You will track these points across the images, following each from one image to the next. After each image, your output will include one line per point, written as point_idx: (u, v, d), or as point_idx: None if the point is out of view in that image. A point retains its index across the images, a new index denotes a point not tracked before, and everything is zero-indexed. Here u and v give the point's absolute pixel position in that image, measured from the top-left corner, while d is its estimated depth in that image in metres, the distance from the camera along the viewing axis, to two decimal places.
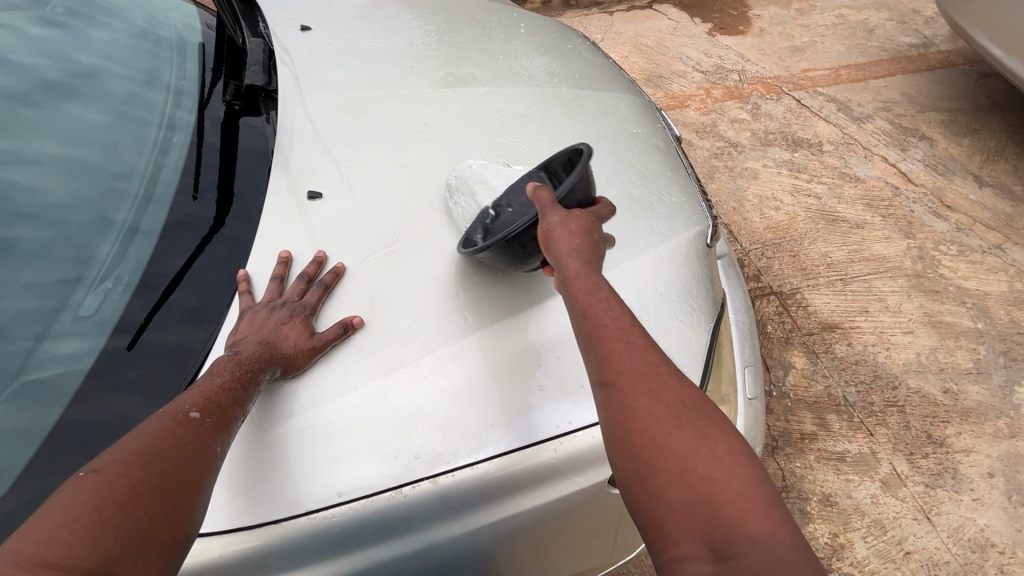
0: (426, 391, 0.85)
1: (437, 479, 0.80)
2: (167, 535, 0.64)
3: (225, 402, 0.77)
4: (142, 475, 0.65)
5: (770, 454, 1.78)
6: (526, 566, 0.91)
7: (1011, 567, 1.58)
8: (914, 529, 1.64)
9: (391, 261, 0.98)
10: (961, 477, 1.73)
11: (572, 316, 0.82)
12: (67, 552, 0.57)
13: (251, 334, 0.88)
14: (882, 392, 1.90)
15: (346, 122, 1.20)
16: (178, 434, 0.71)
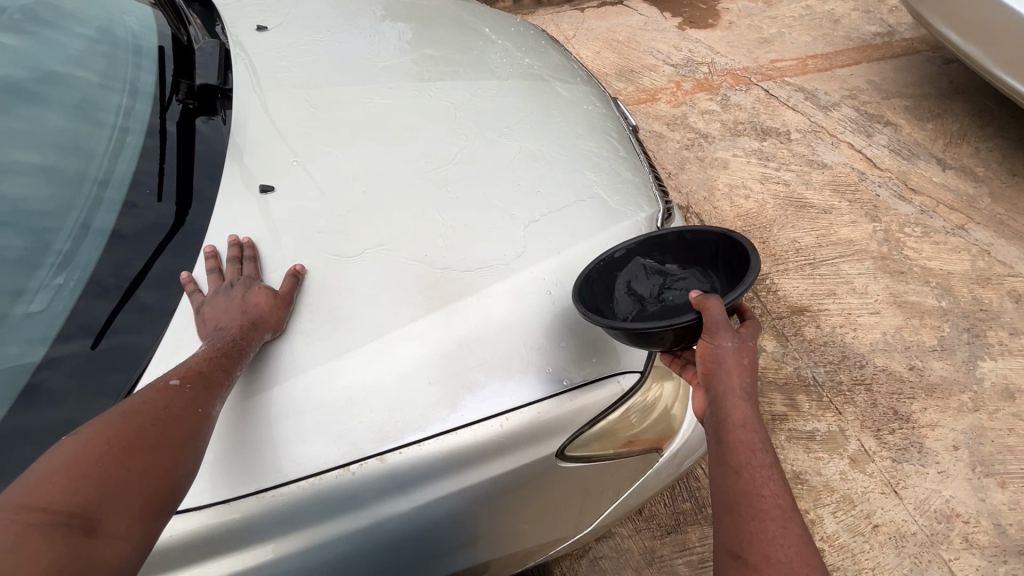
0: (374, 372, 0.87)
1: (385, 456, 0.83)
2: (150, 485, 0.73)
3: (206, 368, 0.84)
4: (124, 435, 0.73)
5: None
6: (481, 539, 0.93)
7: (976, 536, 1.63)
8: (882, 503, 1.68)
9: (349, 253, 1.00)
10: (927, 451, 1.78)
11: (727, 471, 0.81)
12: (53, 497, 0.66)
13: (221, 315, 0.91)
14: (850, 371, 1.94)
15: (303, 118, 1.22)
16: (157, 402, 0.78)
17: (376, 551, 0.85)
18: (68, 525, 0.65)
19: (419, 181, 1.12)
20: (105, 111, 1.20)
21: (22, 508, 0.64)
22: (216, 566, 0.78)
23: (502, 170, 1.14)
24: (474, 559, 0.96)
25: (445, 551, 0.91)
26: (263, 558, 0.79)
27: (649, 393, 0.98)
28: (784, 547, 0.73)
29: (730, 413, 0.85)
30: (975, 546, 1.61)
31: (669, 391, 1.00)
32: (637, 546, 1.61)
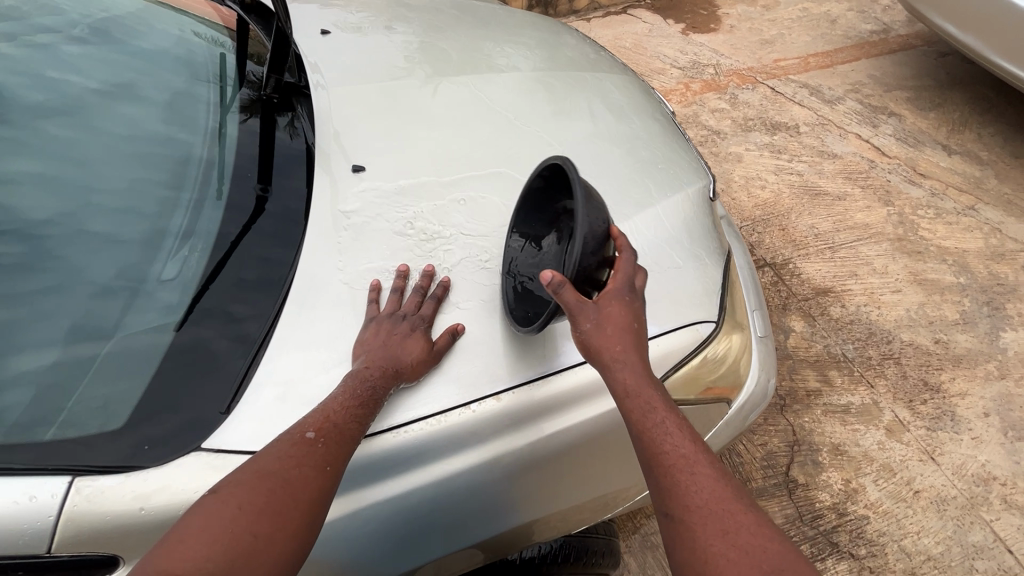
0: (481, 329, 1.02)
1: (499, 396, 0.96)
2: (272, 552, 0.74)
3: (340, 422, 0.85)
4: (258, 497, 0.76)
5: (779, 412, 1.87)
6: (565, 489, 1.04)
7: (1014, 497, 1.68)
8: (921, 469, 1.73)
9: (439, 237, 1.11)
10: (959, 419, 1.83)
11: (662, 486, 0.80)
12: (187, 562, 0.68)
13: (374, 348, 0.94)
14: (878, 346, 2.01)
15: (370, 111, 1.31)
16: (289, 457, 0.81)
17: (486, 492, 0.95)
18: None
19: (493, 171, 1.21)
20: (202, 114, 1.27)
21: (160, 571, 0.67)
22: (351, 499, 0.88)
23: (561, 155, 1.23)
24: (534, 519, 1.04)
25: (536, 498, 1.01)
26: (367, 499, 0.88)
27: (719, 348, 1.01)
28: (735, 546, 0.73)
29: (672, 446, 0.83)
30: (1014, 507, 1.66)
31: (737, 343, 1.05)
32: None
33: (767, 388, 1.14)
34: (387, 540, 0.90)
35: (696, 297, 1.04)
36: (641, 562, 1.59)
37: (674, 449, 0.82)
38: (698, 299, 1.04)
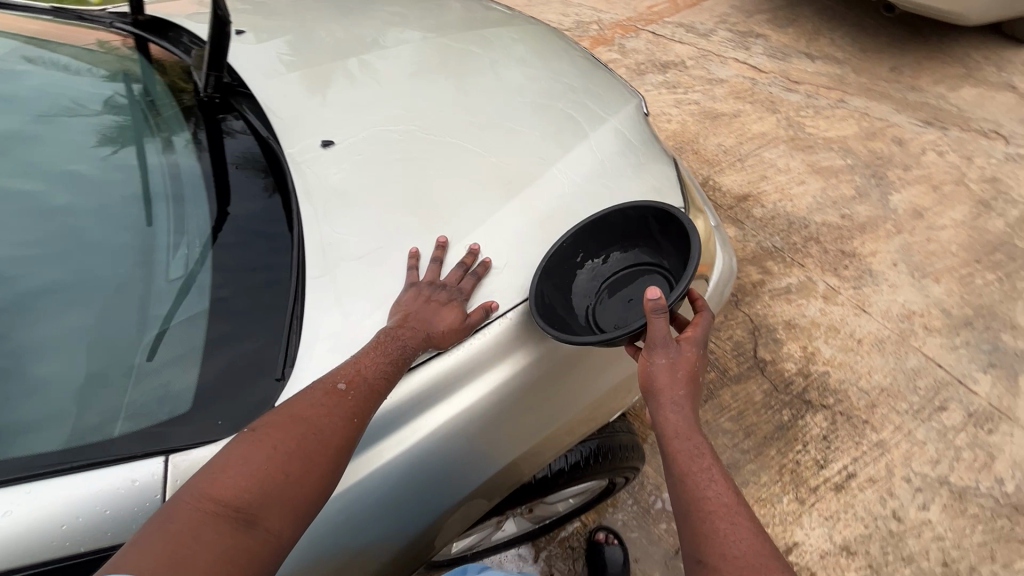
0: (492, 247, 1.00)
1: (528, 301, 0.98)
2: (302, 492, 0.75)
3: (371, 379, 0.83)
4: (292, 439, 0.77)
5: (735, 306, 2.08)
6: (601, 374, 1.08)
7: (932, 323, 1.99)
8: (858, 321, 2.01)
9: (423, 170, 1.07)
10: (876, 274, 2.13)
11: (677, 486, 0.84)
12: (227, 490, 0.71)
13: (408, 310, 0.90)
14: (799, 232, 2.28)
15: (308, 86, 1.28)
16: (322, 406, 0.80)
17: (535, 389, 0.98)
18: (234, 520, 0.70)
19: (453, 110, 1.22)
20: (146, 124, 1.22)
21: (202, 499, 0.70)
22: (415, 428, 0.89)
23: (513, 106, 1.25)
24: (540, 447, 1.04)
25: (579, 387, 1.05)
26: (367, 467, 0.86)
27: None
28: (735, 542, 0.76)
29: (711, 499, 0.80)
30: (933, 331, 1.97)
31: (702, 226, 1.18)
32: None
33: (731, 265, 1.29)
34: (396, 504, 0.88)
35: (660, 187, 1.15)
36: (657, 465, 1.74)
37: (713, 503, 0.80)
38: (663, 189, 1.15)
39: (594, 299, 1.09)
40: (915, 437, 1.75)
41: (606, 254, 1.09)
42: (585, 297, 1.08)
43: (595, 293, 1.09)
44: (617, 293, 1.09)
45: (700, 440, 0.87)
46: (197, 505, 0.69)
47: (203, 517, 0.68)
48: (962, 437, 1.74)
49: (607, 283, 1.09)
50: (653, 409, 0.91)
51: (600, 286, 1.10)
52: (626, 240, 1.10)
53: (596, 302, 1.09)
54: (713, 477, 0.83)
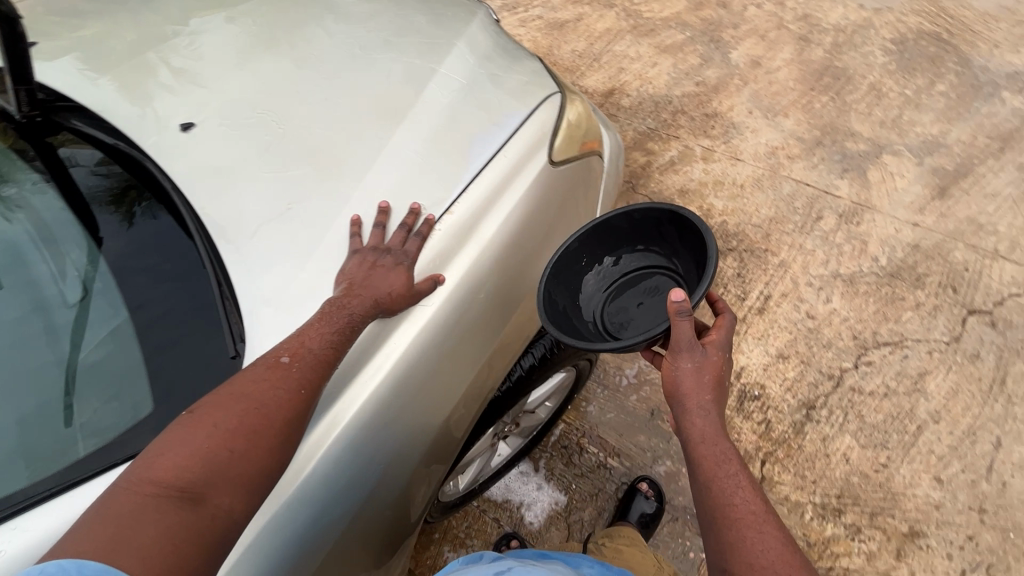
0: (396, 173, 0.97)
1: (452, 211, 0.96)
2: (252, 463, 0.72)
3: (320, 353, 0.81)
4: (234, 416, 0.74)
5: (634, 191, 2.22)
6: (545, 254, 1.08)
7: (792, 152, 2.26)
8: (736, 170, 2.23)
9: (300, 127, 1.02)
10: (738, 125, 2.37)
11: (704, 493, 0.92)
12: (168, 472, 0.68)
13: (353, 279, 0.87)
14: (666, 109, 2.45)
15: (136, 79, 1.14)
16: (263, 380, 0.77)
17: (489, 287, 0.98)
18: (179, 499, 0.66)
19: (308, 61, 1.15)
20: None
21: (141, 483, 0.66)
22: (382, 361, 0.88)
23: (370, 58, 1.15)
24: (494, 360, 1.04)
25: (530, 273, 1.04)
26: (349, 410, 0.84)
27: (572, 116, 1.17)
28: (762, 551, 0.83)
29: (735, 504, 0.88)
30: (795, 158, 2.24)
31: (582, 105, 1.23)
32: None
33: (616, 140, 1.37)
34: (398, 435, 0.90)
35: (533, 80, 1.19)
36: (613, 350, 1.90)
37: (738, 509, 0.87)
38: (536, 82, 1.19)
39: (604, 297, 1.22)
40: (807, 249, 2.02)
41: (617, 256, 1.20)
42: (596, 299, 1.21)
43: (605, 292, 1.22)
44: (625, 294, 1.21)
45: (727, 448, 0.94)
46: (135, 489, 0.66)
47: (139, 499, 0.65)
48: (840, 235, 2.04)
49: (617, 285, 1.21)
50: (679, 409, 0.99)
51: (610, 287, 1.22)
52: (635, 242, 1.19)
53: (605, 299, 1.21)
54: (739, 485, 0.90)
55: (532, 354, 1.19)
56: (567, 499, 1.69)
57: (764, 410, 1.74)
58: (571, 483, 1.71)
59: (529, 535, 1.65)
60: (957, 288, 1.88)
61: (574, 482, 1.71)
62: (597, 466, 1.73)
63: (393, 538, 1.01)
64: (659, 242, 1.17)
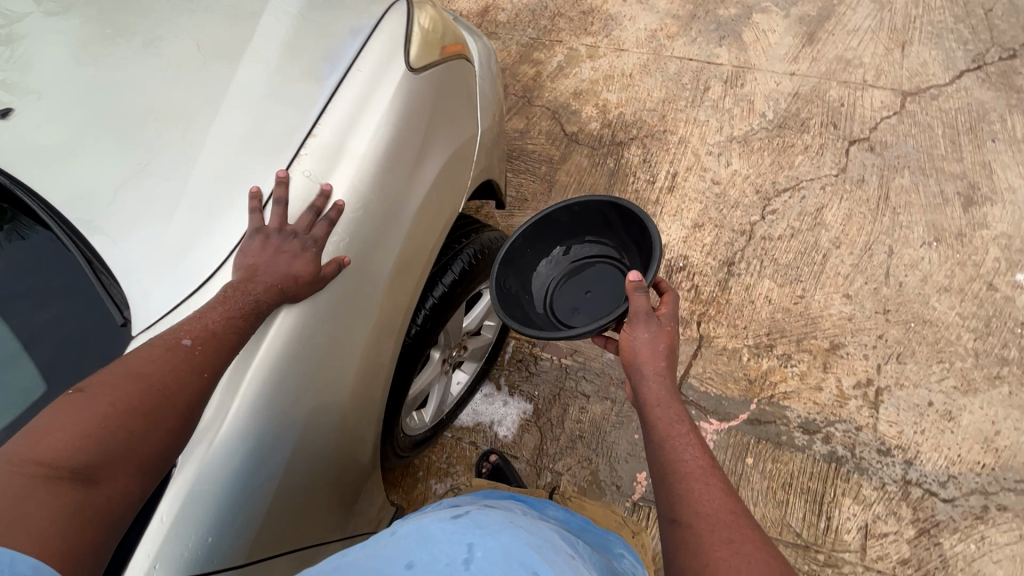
0: (246, 111, 0.93)
1: (313, 137, 0.94)
2: (152, 444, 0.72)
3: (220, 333, 0.79)
4: (130, 396, 0.72)
5: (530, 105, 2.22)
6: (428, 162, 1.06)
7: (670, 31, 2.29)
8: (622, 61, 2.26)
9: (132, 85, 0.95)
10: (615, 16, 2.37)
11: (657, 449, 0.95)
12: (55, 453, 0.66)
13: (257, 260, 0.85)
14: (543, 16, 2.41)
15: None
16: (161, 363, 0.75)
17: (374, 205, 0.96)
18: (68, 482, 0.65)
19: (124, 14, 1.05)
20: None
21: (25, 462, 0.64)
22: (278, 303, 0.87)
23: (196, 10, 1.05)
24: (400, 279, 1.04)
25: (416, 184, 1.03)
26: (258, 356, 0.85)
27: (424, 21, 1.13)
28: (707, 499, 0.83)
29: (680, 459, 0.91)
30: (674, 36, 2.28)
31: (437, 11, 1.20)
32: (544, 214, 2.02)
33: (485, 47, 1.36)
34: (320, 367, 0.92)
35: None
36: None
37: (681, 463, 0.90)
38: None
39: (556, 281, 1.38)
40: (701, 121, 2.10)
41: (566, 247, 1.37)
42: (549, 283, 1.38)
43: (557, 277, 1.38)
44: (575, 279, 1.36)
45: (678, 413, 0.98)
46: (19, 469, 0.63)
47: (24, 480, 0.63)
48: (728, 100, 2.12)
49: (571, 272, 1.37)
50: (637, 375, 1.05)
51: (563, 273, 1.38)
52: (582, 233, 1.35)
53: (557, 283, 1.37)
54: (686, 445, 0.93)
55: (450, 271, 1.22)
56: (533, 406, 1.77)
57: (691, 277, 1.85)
58: (534, 391, 1.79)
59: (506, 447, 1.74)
60: (837, 124, 2.02)
61: (537, 389, 1.79)
62: (553, 369, 1.81)
63: (348, 469, 1.05)
64: (608, 234, 1.33)
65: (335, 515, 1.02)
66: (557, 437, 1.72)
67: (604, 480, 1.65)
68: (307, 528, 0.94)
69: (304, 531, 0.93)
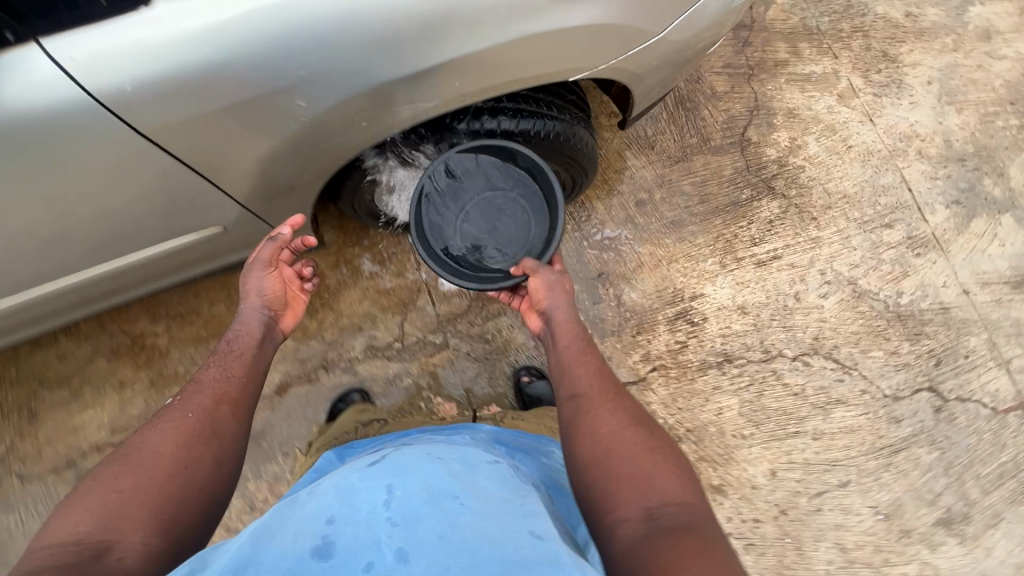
0: None
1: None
2: (148, 496, 0.84)
3: (223, 386, 1.02)
4: (130, 477, 0.85)
5: (746, 81, 1.95)
6: (546, 67, 1.07)
7: (928, 150, 1.92)
8: (858, 128, 1.93)
9: None
10: (904, 87, 1.97)
11: (560, 353, 1.12)
12: (75, 527, 0.77)
13: (259, 278, 1.16)
14: (852, 20, 2.02)
15: None
16: (150, 438, 0.92)
17: (489, 70, 1.02)
18: (90, 550, 0.74)
19: None
20: None
21: (51, 540, 0.76)
22: (349, 34, 0.89)
23: None
24: (477, 88, 1.04)
25: (532, 66, 1.05)
26: (309, 29, 0.87)
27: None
28: (583, 377, 1.06)
29: (583, 368, 1.07)
30: (925, 157, 1.91)
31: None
32: (650, 176, 1.87)
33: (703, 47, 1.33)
34: (297, 63, 0.90)
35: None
36: (608, 204, 1.85)
37: (585, 368, 1.07)
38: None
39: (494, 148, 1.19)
40: (849, 243, 1.85)
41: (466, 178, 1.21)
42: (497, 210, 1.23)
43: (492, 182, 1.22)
44: (463, 165, 1.20)
45: (582, 326, 1.14)
46: (47, 548, 0.74)
47: (55, 546, 0.74)
48: (889, 253, 1.85)
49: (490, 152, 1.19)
50: (550, 307, 1.14)
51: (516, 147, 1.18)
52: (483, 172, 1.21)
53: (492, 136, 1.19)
54: (591, 352, 1.10)
55: (540, 122, 1.18)
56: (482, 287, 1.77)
57: (689, 335, 1.77)
58: None
59: (433, 291, 1.75)
60: (940, 363, 1.77)
61: None
62: None
63: (278, 182, 1.15)
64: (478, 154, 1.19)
65: (260, 195, 1.17)
66: (471, 322, 1.74)
67: (469, 381, 1.71)
68: (225, 175, 1.07)
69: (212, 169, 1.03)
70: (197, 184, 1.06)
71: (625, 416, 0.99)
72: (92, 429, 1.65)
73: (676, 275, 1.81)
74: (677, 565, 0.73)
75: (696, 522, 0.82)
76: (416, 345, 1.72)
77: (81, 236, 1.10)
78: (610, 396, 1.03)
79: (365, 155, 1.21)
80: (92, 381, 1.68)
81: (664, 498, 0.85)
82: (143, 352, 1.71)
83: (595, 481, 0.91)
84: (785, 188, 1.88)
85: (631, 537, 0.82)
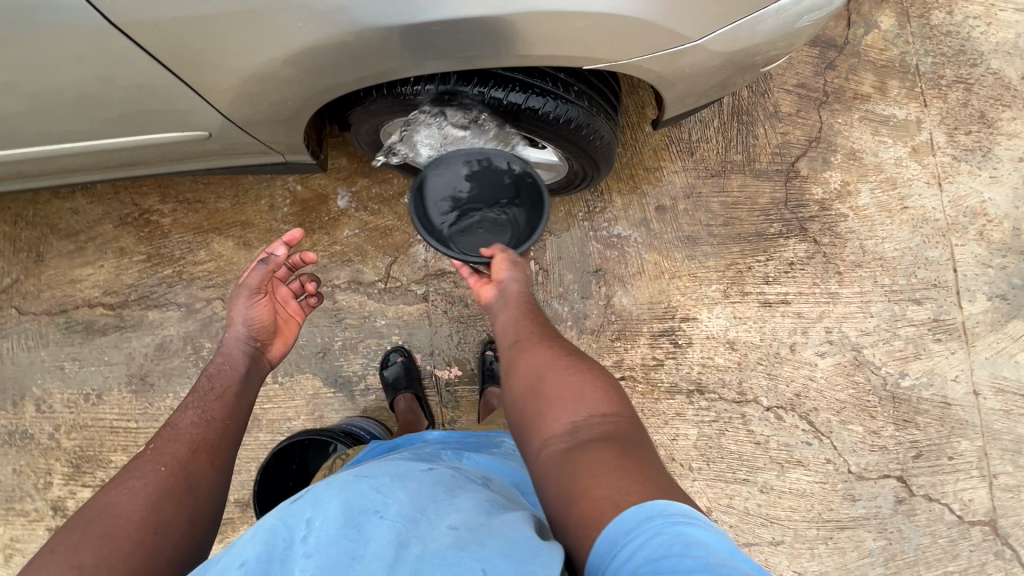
0: None
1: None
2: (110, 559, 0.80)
3: (200, 436, 0.98)
4: (97, 542, 0.81)
5: (815, 107, 1.78)
6: (555, 48, 1.02)
7: (991, 233, 1.74)
8: (922, 190, 1.75)
9: None
10: (989, 157, 1.76)
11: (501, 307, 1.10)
12: None
13: (245, 309, 1.15)
14: (958, 67, 1.79)
15: None
16: (118, 497, 0.87)
17: (483, 40, 1.00)
18: None
19: None
20: None
21: None
22: None
23: None
24: (472, 56, 1.03)
25: (536, 45, 1.01)
26: None
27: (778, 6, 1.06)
28: (514, 321, 1.03)
29: (515, 315, 1.05)
30: (985, 240, 1.73)
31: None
32: (679, 183, 1.77)
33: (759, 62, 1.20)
34: None
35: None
36: (627, 202, 1.76)
37: (517, 315, 1.04)
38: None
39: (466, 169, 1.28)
40: (867, 309, 1.72)
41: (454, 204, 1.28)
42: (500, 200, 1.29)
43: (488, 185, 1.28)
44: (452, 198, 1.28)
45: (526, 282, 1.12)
46: None
47: None
48: (908, 331, 1.72)
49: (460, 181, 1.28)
50: (502, 277, 1.12)
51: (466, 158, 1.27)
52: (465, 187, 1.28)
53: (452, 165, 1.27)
54: (532, 301, 1.08)
55: (550, 103, 1.14)
56: None
57: (667, 355, 1.72)
58: None
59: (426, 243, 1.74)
60: (920, 456, 1.67)
61: None
62: None
63: (270, 104, 1.19)
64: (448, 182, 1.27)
65: (249, 110, 1.21)
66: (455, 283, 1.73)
67: (438, 339, 1.72)
68: (205, 80, 1.11)
69: (190, 68, 1.08)
70: (173, 80, 1.11)
71: (554, 348, 0.96)
72: (87, 285, 1.75)
73: (674, 292, 1.73)
74: (594, 481, 0.73)
75: (623, 437, 0.80)
76: (396, 290, 1.73)
77: (79, 111, 1.19)
78: (540, 334, 1.00)
79: (365, 98, 1.20)
80: (95, 241, 1.77)
81: (590, 417, 0.83)
82: (146, 227, 1.78)
83: (525, 411, 0.89)
84: (818, 233, 1.74)
85: (555, 449, 0.82)
